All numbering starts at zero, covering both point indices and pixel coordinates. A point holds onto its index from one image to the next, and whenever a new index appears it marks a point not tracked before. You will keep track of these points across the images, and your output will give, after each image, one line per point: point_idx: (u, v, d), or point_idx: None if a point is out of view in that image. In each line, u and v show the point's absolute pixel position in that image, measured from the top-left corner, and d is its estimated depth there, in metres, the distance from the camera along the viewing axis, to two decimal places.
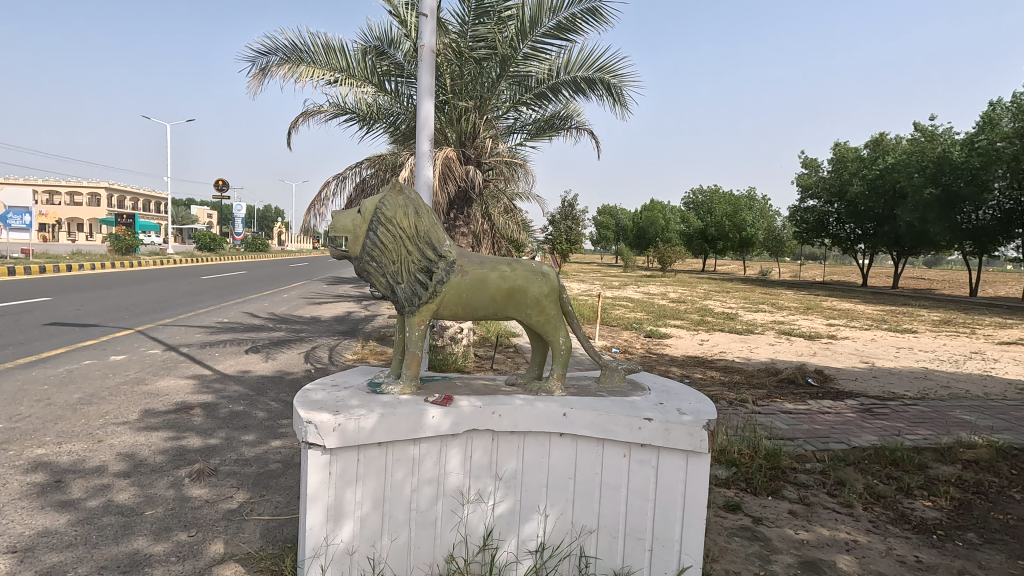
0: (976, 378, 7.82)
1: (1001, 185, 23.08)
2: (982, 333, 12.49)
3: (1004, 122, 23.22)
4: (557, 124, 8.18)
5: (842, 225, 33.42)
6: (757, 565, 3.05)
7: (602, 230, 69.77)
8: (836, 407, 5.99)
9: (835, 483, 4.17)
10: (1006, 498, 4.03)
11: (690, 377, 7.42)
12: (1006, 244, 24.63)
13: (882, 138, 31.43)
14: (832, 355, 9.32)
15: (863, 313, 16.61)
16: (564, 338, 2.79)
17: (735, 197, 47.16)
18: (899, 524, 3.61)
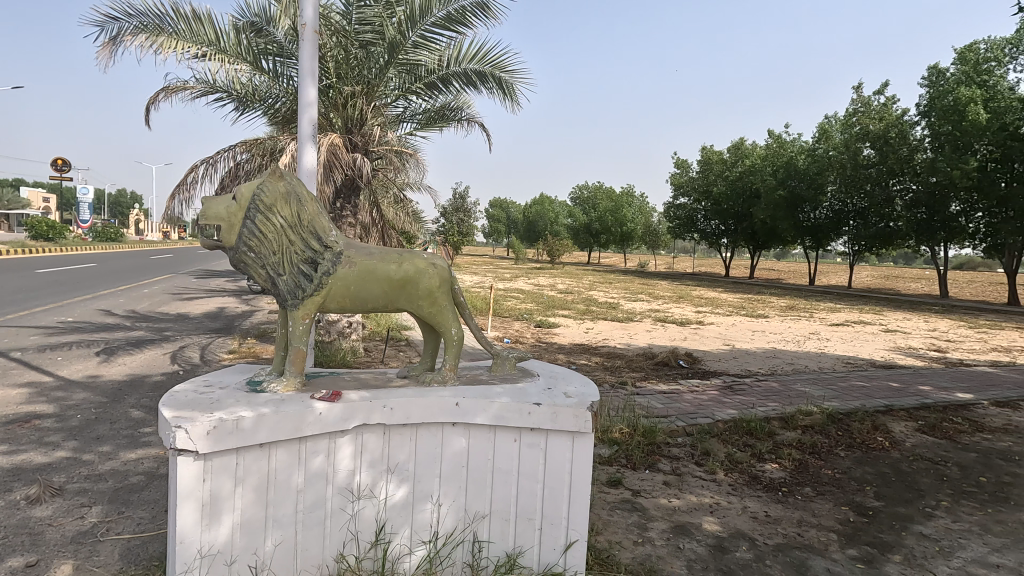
0: (812, 355, 9.09)
1: (832, 189, 26.92)
2: (817, 317, 14.48)
3: (835, 134, 27.09)
4: (448, 116, 8.14)
5: (708, 222, 36.91)
6: (635, 534, 3.31)
7: (494, 223, 70.73)
8: (702, 386, 6.65)
9: (701, 453, 4.64)
10: (834, 455, 4.74)
11: (577, 364, 7.83)
12: (836, 240, 28.67)
13: (742, 143, 35.13)
14: (699, 339, 10.33)
15: (724, 301, 18.56)
16: (456, 329, 2.81)
17: (617, 193, 50.20)
18: (753, 485, 4.11)
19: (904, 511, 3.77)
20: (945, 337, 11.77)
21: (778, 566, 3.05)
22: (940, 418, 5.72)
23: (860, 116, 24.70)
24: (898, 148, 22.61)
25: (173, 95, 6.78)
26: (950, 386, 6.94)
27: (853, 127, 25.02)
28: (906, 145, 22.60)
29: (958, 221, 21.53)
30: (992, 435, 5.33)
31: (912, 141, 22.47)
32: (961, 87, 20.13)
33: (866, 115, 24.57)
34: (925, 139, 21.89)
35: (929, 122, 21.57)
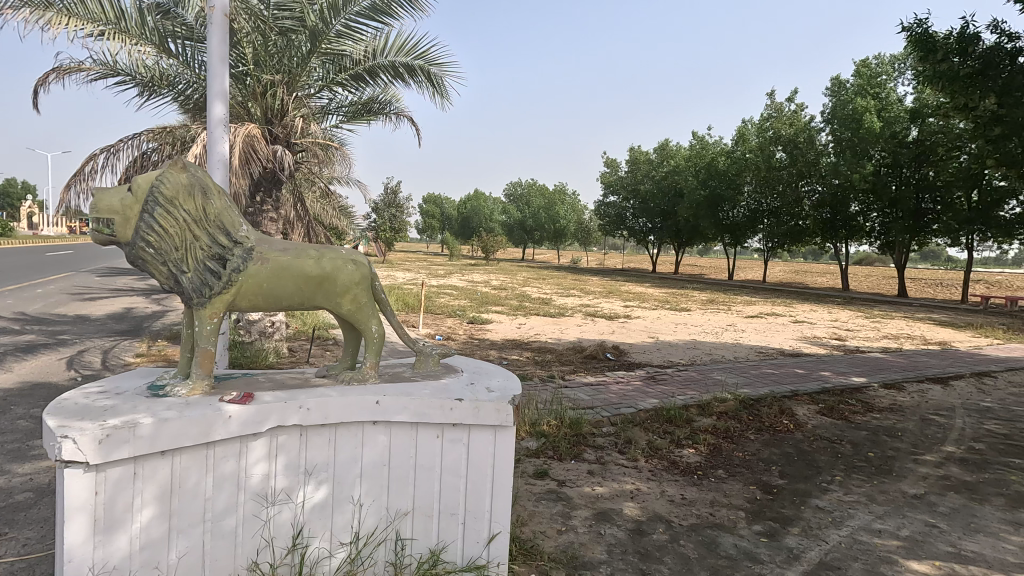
0: (729, 345, 9.67)
1: (749, 189, 28.67)
2: (734, 310, 15.39)
3: (752, 138, 28.83)
4: (375, 109, 7.95)
5: (637, 220, 38.26)
6: (559, 522, 3.41)
7: (428, 219, 69.93)
8: (627, 377, 6.91)
9: (624, 441, 4.83)
10: (744, 438, 5.07)
11: (508, 359, 7.92)
12: (752, 237, 30.52)
13: (667, 144, 36.64)
14: (627, 332, 10.71)
15: (651, 296, 19.33)
16: (377, 327, 2.76)
17: (550, 191, 50.99)
18: (671, 470, 4.32)
19: (804, 486, 4.10)
20: (844, 327, 12.86)
21: (691, 545, 3.23)
22: (837, 401, 6.26)
23: (772, 121, 26.43)
24: (806, 153, 24.47)
25: (65, 76, 6.20)
26: (847, 371, 7.60)
27: (767, 131, 26.72)
28: (813, 150, 24.43)
29: (857, 220, 23.53)
30: (880, 414, 5.89)
31: (818, 146, 24.37)
32: (859, 98, 21.99)
33: (778, 120, 26.30)
34: (829, 145, 23.77)
35: (832, 129, 23.42)
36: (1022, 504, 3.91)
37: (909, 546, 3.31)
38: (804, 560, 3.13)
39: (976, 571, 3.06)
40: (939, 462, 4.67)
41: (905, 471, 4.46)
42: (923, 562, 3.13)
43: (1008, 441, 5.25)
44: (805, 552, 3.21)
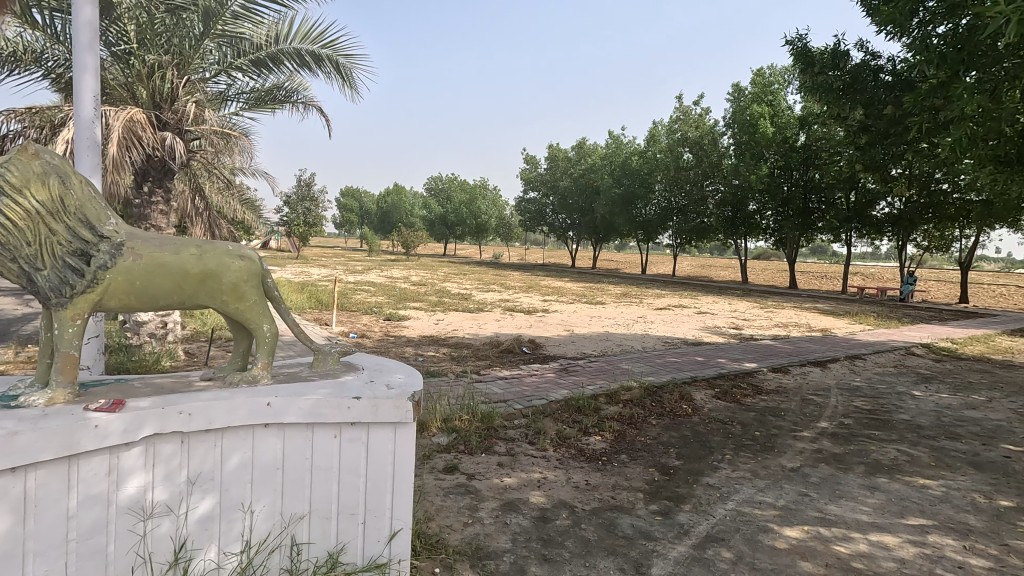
0: (639, 336, 10.16)
1: (660, 188, 30.17)
2: (645, 303, 16.17)
3: (662, 139, 30.34)
4: (280, 97, 7.57)
5: (556, 216, 39.11)
6: (466, 515, 3.44)
7: (345, 213, 67.58)
8: (541, 370, 7.08)
9: (535, 432, 4.95)
10: (647, 424, 5.37)
11: (424, 355, 7.86)
12: (663, 234, 32.13)
13: (585, 143, 37.70)
14: (543, 326, 10.96)
15: (568, 290, 19.86)
16: (269, 326, 2.64)
17: (472, 186, 50.93)
18: (578, 458, 4.49)
19: (697, 466, 4.40)
20: (742, 317, 13.90)
21: (592, 528, 3.38)
22: (731, 385, 6.76)
23: (680, 123, 27.94)
24: (710, 154, 26.22)
25: None
26: (741, 358, 8.24)
27: (676, 133, 28.21)
28: (717, 151, 26.30)
29: (755, 218, 25.45)
30: (767, 396, 6.44)
31: (721, 148, 26.16)
32: (756, 104, 23.77)
33: (686, 123, 27.86)
34: (730, 147, 25.54)
35: (732, 133, 25.14)
36: (878, 471, 4.43)
37: (784, 514, 3.65)
38: (693, 534, 3.36)
39: (838, 533, 3.43)
40: (814, 437, 5.18)
41: (785, 446, 4.91)
42: (795, 528, 3.46)
43: (871, 416, 5.92)
44: (695, 526, 3.45)
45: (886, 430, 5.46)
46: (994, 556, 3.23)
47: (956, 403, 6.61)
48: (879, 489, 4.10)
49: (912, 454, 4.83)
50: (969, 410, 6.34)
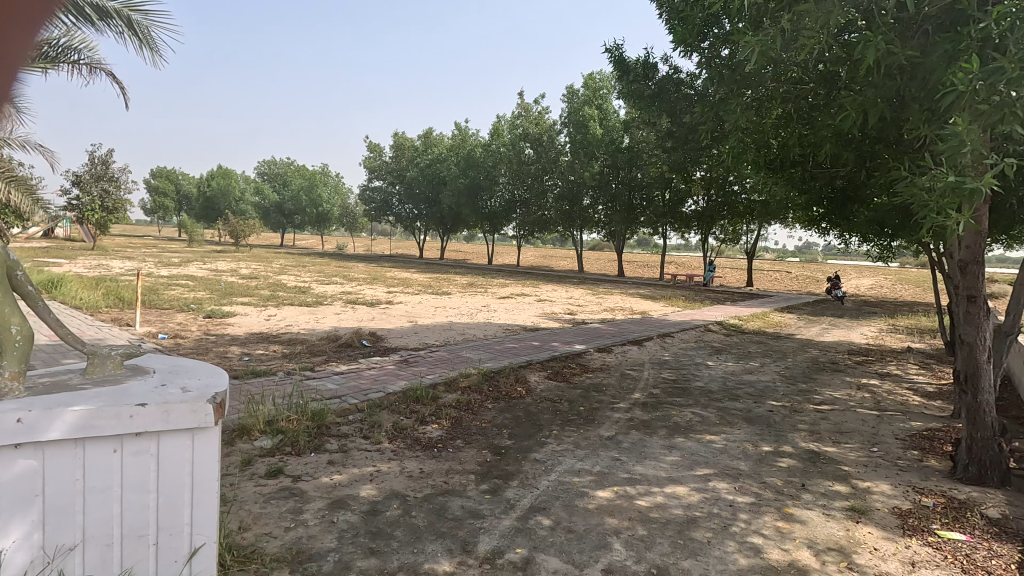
0: (481, 324, 10.45)
1: (504, 181, 31.21)
2: (489, 292, 16.65)
3: (505, 134, 31.36)
4: (51, 54, 6.33)
5: (402, 205, 38.35)
6: (289, 519, 3.25)
7: (158, 197, 58.96)
8: (380, 362, 6.93)
9: (370, 426, 4.83)
10: (483, 408, 5.56)
11: (250, 355, 7.21)
12: (507, 226, 33.29)
13: (431, 133, 37.46)
14: (386, 318, 10.73)
15: (415, 280, 19.67)
16: (17, 327, 2.24)
17: (311, 172, 47.72)
18: (413, 447, 4.49)
19: (527, 444, 4.67)
20: (576, 303, 15.02)
21: (422, 514, 3.41)
22: (562, 366, 7.29)
23: (521, 119, 29.12)
24: (548, 151, 27.92)
25: None
26: (571, 341, 8.91)
27: (518, 128, 29.33)
28: (554, 149, 28.10)
29: (588, 212, 27.63)
30: (592, 374, 7.06)
31: (558, 146, 28.06)
32: (587, 107, 25.71)
33: (527, 119, 29.12)
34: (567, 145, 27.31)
35: (568, 132, 26.86)
36: (676, 432, 5.12)
37: (599, 479, 4.04)
38: (518, 507, 3.57)
39: (640, 489, 3.90)
40: (628, 408, 5.81)
41: (603, 418, 5.44)
42: (606, 489, 3.86)
43: (674, 385, 6.81)
44: (520, 500, 3.67)
45: (685, 396, 6.33)
46: (754, 493, 3.93)
47: (738, 369, 7.90)
48: (675, 448, 4.74)
49: (703, 415, 5.67)
50: (747, 374, 7.61)
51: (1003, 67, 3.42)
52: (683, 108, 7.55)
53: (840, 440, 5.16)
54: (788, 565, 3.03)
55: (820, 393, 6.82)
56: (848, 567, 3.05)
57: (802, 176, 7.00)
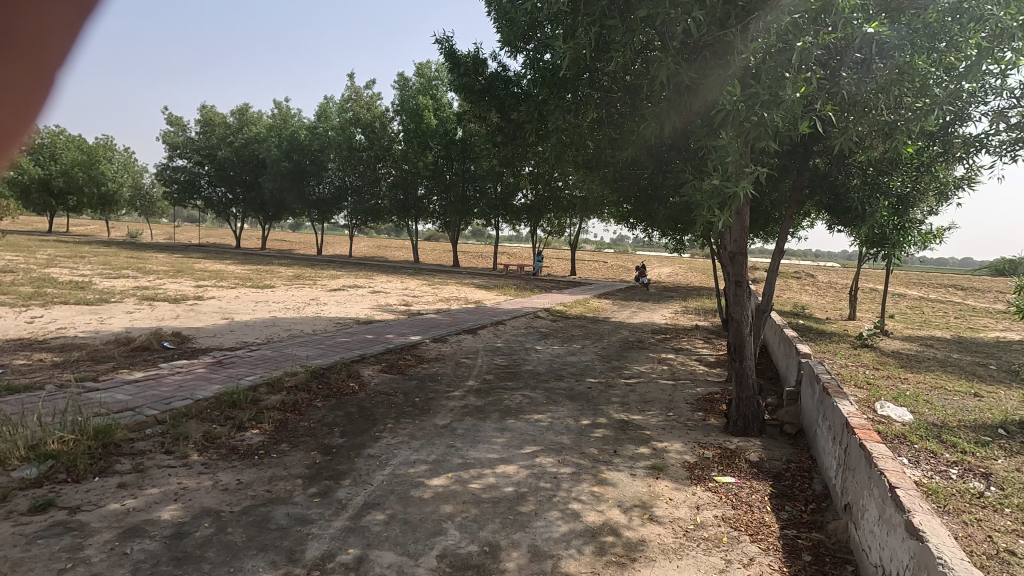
0: (309, 319, 9.80)
1: (333, 167, 29.58)
2: (319, 284, 15.65)
3: (334, 116, 29.56)
4: None
5: (214, 188, 34.10)
6: (64, 559, 2.71)
7: None
8: (188, 366, 6.11)
9: (174, 439, 4.24)
10: (312, 408, 5.23)
11: (4, 366, 5.82)
12: (337, 214, 31.60)
13: (246, 109, 33.82)
14: (195, 316, 9.48)
15: (230, 272, 17.68)
16: None
17: (90, 144, 39.92)
18: (228, 457, 4.06)
19: (359, 440, 4.52)
20: (411, 294, 14.87)
21: (240, 529, 3.11)
22: (396, 358, 7.18)
23: (351, 103, 27.84)
24: (381, 138, 27.08)
25: None
26: (407, 332, 8.82)
27: (348, 112, 27.99)
28: (387, 136, 27.19)
29: (423, 202, 27.50)
30: (427, 365, 7.08)
31: (391, 133, 27.16)
32: (421, 95, 25.41)
33: (357, 103, 27.85)
34: (399, 133, 26.82)
35: (401, 120, 26.34)
36: (507, 414, 5.39)
37: (434, 467, 4.08)
38: (350, 506, 3.45)
39: (474, 472, 4.03)
40: (463, 395, 5.95)
41: (439, 407, 5.50)
42: (441, 476, 3.92)
43: (506, 370, 7.15)
44: (352, 499, 3.54)
45: (516, 380, 6.68)
46: (575, 463, 4.32)
47: (562, 352, 8.57)
48: (507, 429, 4.99)
49: (532, 396, 6.04)
50: (570, 356, 8.29)
51: (759, 92, 4.16)
52: (511, 105, 7.87)
53: (644, 408, 5.91)
54: (602, 524, 3.40)
55: (629, 369, 7.72)
56: (649, 518, 3.53)
57: (614, 176, 7.76)
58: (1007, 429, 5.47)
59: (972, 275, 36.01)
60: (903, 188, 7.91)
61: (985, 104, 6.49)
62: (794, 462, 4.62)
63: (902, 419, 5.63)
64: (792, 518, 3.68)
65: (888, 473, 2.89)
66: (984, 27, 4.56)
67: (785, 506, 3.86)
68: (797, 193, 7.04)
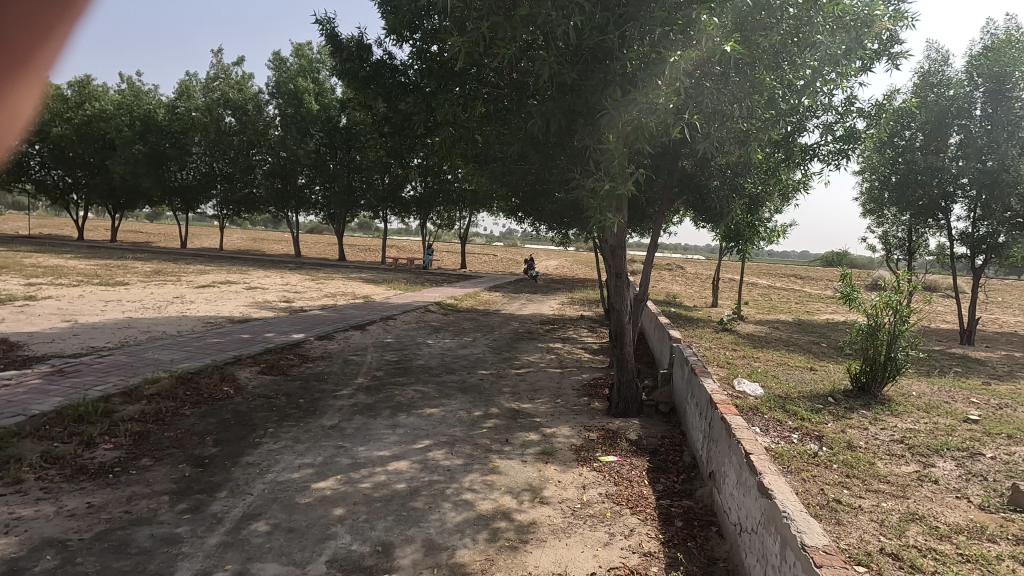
0: (173, 318, 8.84)
1: (199, 151, 26.85)
2: (183, 281, 14.18)
3: (197, 95, 26.78)
4: None
5: (47, 171, 29.34)
6: None
7: None
8: (18, 377, 5.24)
9: (2, 463, 3.63)
10: (179, 417, 4.75)
11: None
12: (205, 203, 28.81)
13: (87, 80, 29.40)
14: (26, 319, 8.13)
15: (72, 269, 15.37)
16: None
17: None
18: (75, 478, 3.57)
19: (236, 448, 4.19)
20: (293, 290, 14.00)
21: (93, 558, 2.75)
22: (277, 358, 6.74)
23: (220, 81, 25.54)
24: (255, 122, 25.03)
25: None
26: (288, 330, 8.30)
27: (215, 91, 25.59)
28: (262, 119, 25.25)
29: (304, 192, 26.09)
30: (311, 364, 6.73)
31: (267, 117, 25.32)
32: (300, 78, 23.88)
33: (226, 82, 25.64)
34: (275, 118, 25.07)
35: (277, 103, 24.54)
36: (399, 411, 5.30)
37: (321, 470, 3.91)
38: (227, 520, 3.19)
39: (364, 472, 3.92)
40: (352, 393, 5.75)
41: (325, 407, 5.26)
42: (329, 479, 3.77)
43: (397, 366, 7.01)
44: (229, 512, 3.28)
45: (407, 375, 6.58)
46: (468, 454, 4.37)
47: (454, 345, 8.58)
48: (398, 425, 4.90)
49: (424, 391, 5.99)
50: (462, 349, 8.32)
51: (635, 99, 4.46)
52: (398, 95, 7.68)
53: (534, 397, 6.11)
54: (495, 511, 3.48)
55: (519, 359, 7.92)
56: (540, 501, 3.67)
57: (502, 171, 7.87)
58: (834, 397, 6.42)
59: (807, 265, 41.61)
60: (754, 189, 8.91)
61: (816, 118, 7.51)
62: (668, 438, 5.05)
63: (755, 393, 6.38)
64: (666, 489, 4.03)
65: (743, 441, 3.27)
66: (815, 51, 5.26)
67: (660, 478, 4.21)
68: (668, 191, 7.65)
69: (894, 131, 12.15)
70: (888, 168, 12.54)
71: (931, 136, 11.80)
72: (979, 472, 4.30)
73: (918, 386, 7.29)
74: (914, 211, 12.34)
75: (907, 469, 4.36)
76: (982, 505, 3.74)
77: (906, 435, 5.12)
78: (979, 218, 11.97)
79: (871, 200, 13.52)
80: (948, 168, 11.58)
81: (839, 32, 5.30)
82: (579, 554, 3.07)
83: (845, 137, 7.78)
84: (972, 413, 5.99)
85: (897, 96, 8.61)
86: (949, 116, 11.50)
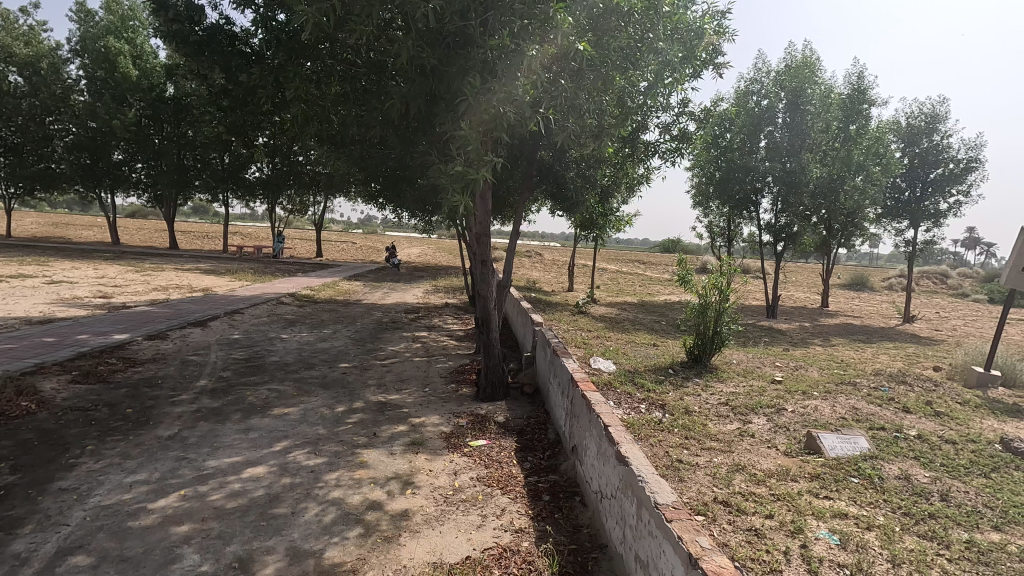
0: None
1: None
2: None
3: None
4: None
5: None
6: None
7: None
8: None
9: None
10: None
11: None
12: None
13: None
14: None
15: None
16: None
17: None
18: None
19: (43, 474, 3.51)
20: (111, 284, 12.02)
21: None
22: (94, 364, 5.75)
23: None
24: (51, 84, 20.91)
25: None
26: (107, 330, 7.14)
27: None
28: (60, 82, 21.21)
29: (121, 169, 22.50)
30: (140, 367, 5.88)
31: (67, 80, 21.28)
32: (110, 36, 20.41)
33: (7, 33, 21.30)
34: (79, 80, 21.28)
35: (81, 63, 20.76)
36: (251, 413, 4.85)
37: (158, 487, 3.45)
38: (35, 559, 2.68)
39: (213, 483, 3.53)
40: (193, 398, 5.14)
41: (159, 415, 4.64)
42: (170, 496, 3.34)
43: (246, 364, 6.41)
44: (37, 550, 2.75)
45: (259, 374, 6.03)
46: (333, 452, 4.14)
47: (311, 339, 8.06)
48: (251, 429, 4.49)
49: (279, 390, 5.54)
50: (321, 342, 7.85)
51: (498, 86, 4.51)
52: (239, 66, 6.88)
53: (401, 387, 5.99)
54: (364, 507, 3.36)
55: (384, 350, 7.70)
56: (410, 491, 3.63)
57: (360, 154, 7.47)
58: (673, 368, 7.22)
59: (649, 252, 45.91)
60: (606, 180, 9.55)
61: (657, 118, 8.23)
62: (533, 418, 5.28)
63: (608, 369, 6.95)
64: (533, 467, 4.21)
65: (603, 415, 3.52)
66: (657, 55, 5.76)
67: (528, 457, 4.40)
68: (528, 178, 7.87)
69: (717, 133, 13.94)
70: (713, 164, 14.34)
71: (745, 138, 13.69)
72: (783, 424, 5.14)
73: (737, 355, 8.50)
74: (733, 203, 14.24)
75: (731, 427, 5.07)
76: (786, 451, 4.49)
77: (730, 398, 5.95)
78: (779, 210, 14.01)
79: (699, 194, 15.36)
80: (757, 167, 13.51)
81: (678, 40, 5.87)
82: (453, 539, 3.09)
83: (680, 137, 8.68)
84: (777, 375, 7.15)
85: (720, 102, 9.77)
86: (759, 123, 13.45)
